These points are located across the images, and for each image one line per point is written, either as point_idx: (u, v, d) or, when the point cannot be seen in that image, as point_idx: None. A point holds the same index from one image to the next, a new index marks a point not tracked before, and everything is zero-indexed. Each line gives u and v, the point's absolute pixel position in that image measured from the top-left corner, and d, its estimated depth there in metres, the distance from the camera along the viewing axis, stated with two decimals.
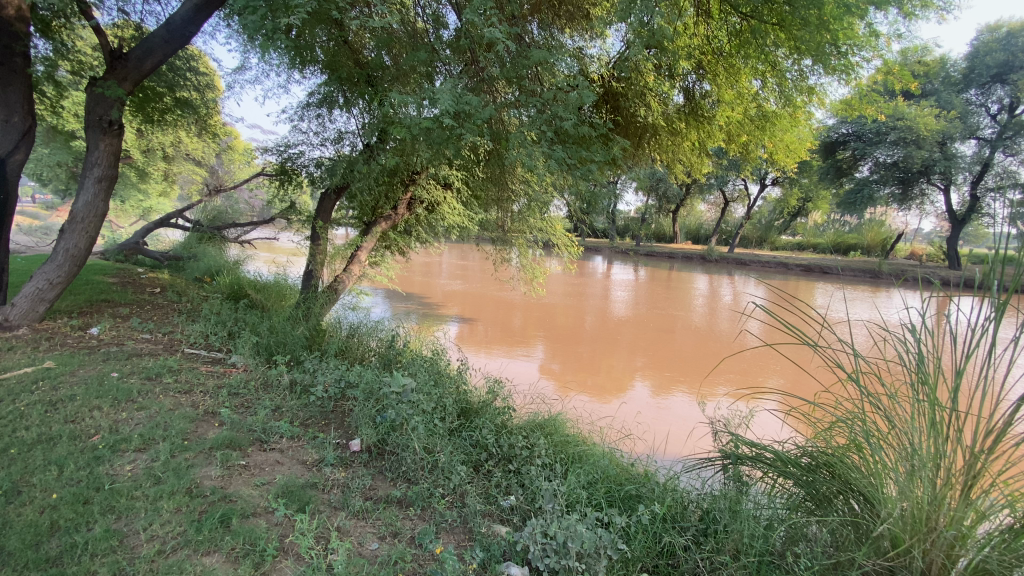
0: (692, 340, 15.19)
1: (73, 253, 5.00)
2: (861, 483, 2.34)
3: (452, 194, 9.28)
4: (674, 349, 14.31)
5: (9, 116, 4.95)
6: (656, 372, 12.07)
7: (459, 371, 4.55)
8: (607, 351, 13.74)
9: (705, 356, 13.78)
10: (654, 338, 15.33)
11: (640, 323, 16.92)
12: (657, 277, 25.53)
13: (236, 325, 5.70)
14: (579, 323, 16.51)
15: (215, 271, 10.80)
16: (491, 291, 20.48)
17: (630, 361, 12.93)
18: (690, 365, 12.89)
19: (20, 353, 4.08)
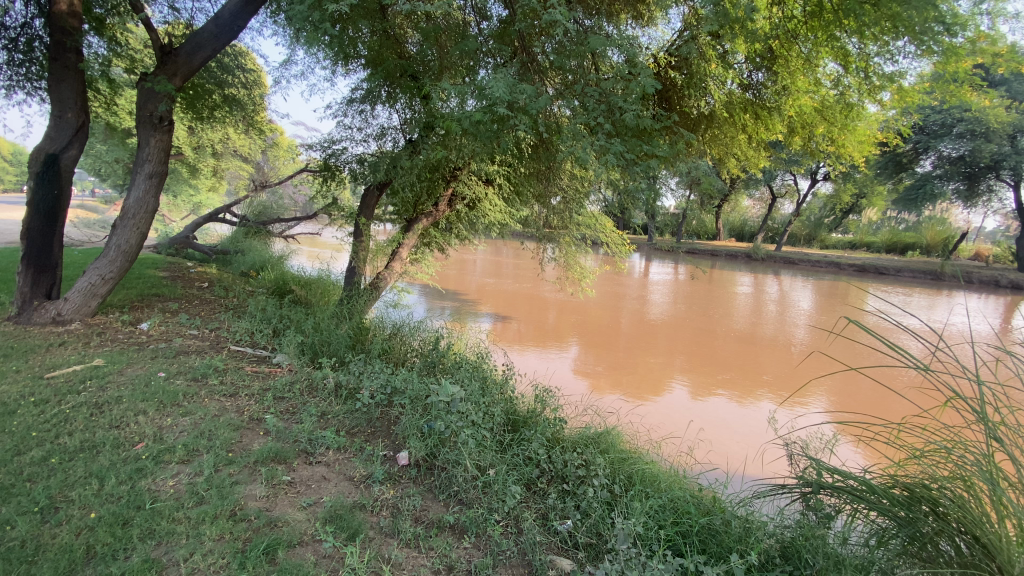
0: (734, 344, 14.55)
1: (125, 249, 5.04)
2: (973, 521, 1.98)
3: (493, 190, 9.09)
4: (714, 352, 13.78)
5: (63, 112, 5.03)
6: (695, 376, 11.61)
7: (505, 377, 4.34)
8: (643, 351, 13.35)
9: (746, 359, 13.22)
10: (694, 340, 14.79)
11: (679, 325, 16.38)
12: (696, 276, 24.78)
13: (280, 322, 5.67)
14: (614, 322, 16.13)
15: (260, 265, 10.97)
16: (527, 289, 20.30)
17: (667, 363, 12.50)
18: (731, 368, 12.37)
19: (72, 349, 4.10)
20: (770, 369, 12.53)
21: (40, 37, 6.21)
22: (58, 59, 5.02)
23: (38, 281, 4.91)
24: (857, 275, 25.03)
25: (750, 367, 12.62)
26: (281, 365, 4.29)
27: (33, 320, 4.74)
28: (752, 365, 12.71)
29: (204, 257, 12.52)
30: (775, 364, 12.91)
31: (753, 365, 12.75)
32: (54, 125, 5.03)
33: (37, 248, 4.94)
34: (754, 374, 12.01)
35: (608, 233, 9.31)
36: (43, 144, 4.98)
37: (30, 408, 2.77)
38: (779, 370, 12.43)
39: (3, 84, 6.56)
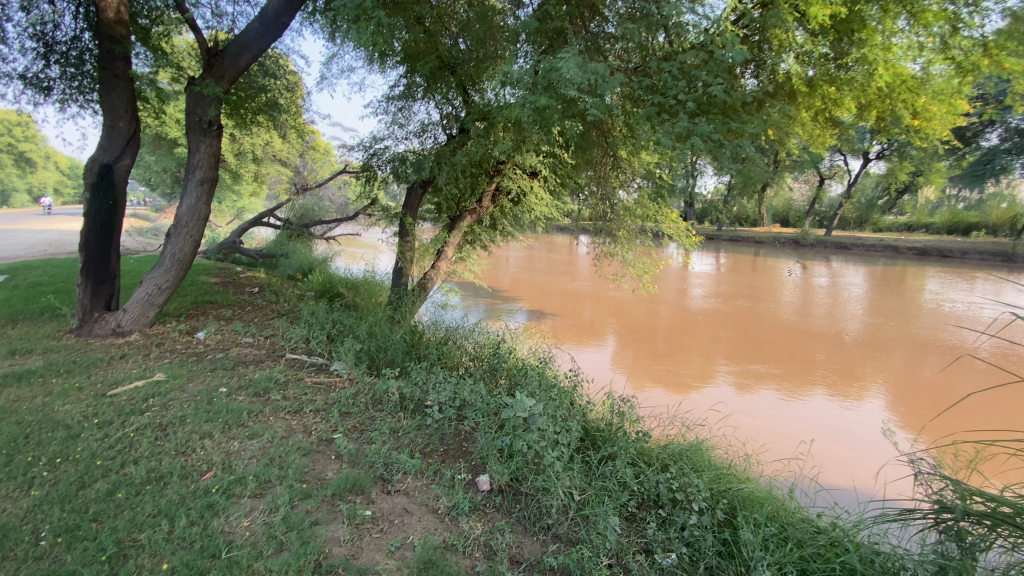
0: (782, 335, 13.81)
1: (179, 258, 4.97)
2: None
3: (538, 182, 8.74)
4: (761, 342, 13.19)
5: (115, 121, 4.99)
6: (742, 368, 11.12)
7: (574, 383, 4.04)
8: (686, 343, 12.92)
9: (796, 350, 12.61)
10: (738, 331, 14.12)
11: (722, 315, 15.70)
12: (737, 264, 23.88)
13: (334, 328, 5.52)
14: (654, 314, 15.66)
15: (307, 268, 11.02)
16: (563, 282, 19.96)
17: (710, 355, 11.97)
18: (780, 360, 11.81)
19: (134, 362, 4.05)
20: (822, 360, 11.89)
21: (91, 49, 6.24)
22: (107, 68, 4.98)
23: (98, 292, 4.90)
24: (917, 258, 23.54)
25: (801, 358, 12.02)
26: (339, 376, 4.10)
27: (94, 332, 4.73)
28: (803, 356, 12.10)
29: (252, 261, 12.69)
30: (828, 355, 12.26)
31: (804, 356, 12.14)
32: (106, 135, 5.00)
33: (96, 259, 4.93)
34: (805, 366, 11.42)
35: (669, 224, 8.84)
36: (97, 154, 4.97)
37: (94, 431, 2.64)
38: (832, 361, 11.79)
39: (57, 98, 6.65)
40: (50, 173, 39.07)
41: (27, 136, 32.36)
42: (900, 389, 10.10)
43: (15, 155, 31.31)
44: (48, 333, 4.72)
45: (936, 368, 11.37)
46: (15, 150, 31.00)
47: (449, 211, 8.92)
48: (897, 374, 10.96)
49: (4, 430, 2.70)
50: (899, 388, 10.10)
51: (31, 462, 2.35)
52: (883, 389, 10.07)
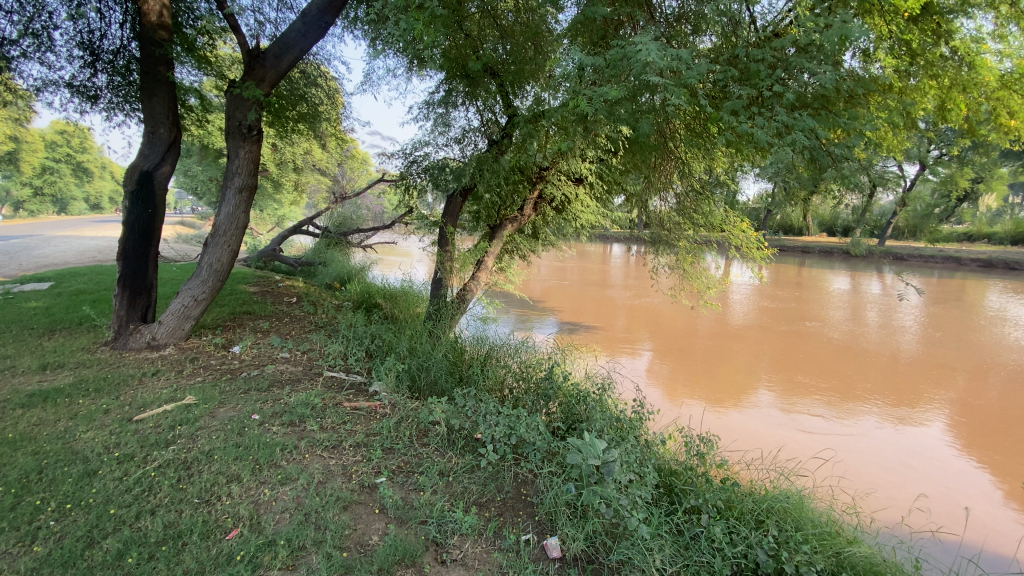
0: (829, 351, 12.94)
1: (217, 268, 4.76)
2: None
3: (583, 189, 8.31)
4: (805, 357, 12.45)
5: (155, 127, 4.86)
6: (786, 382, 10.53)
7: (638, 415, 3.58)
8: (725, 355, 12.34)
9: (844, 364, 11.90)
10: (781, 345, 13.34)
11: (764, 329, 14.89)
12: (780, 275, 22.90)
13: (373, 343, 5.23)
14: (690, 325, 15.11)
15: (344, 277, 10.88)
16: (597, 292, 19.43)
17: (751, 369, 11.29)
18: (826, 375, 11.10)
19: (167, 380, 3.81)
20: (873, 377, 11.13)
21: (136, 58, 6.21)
22: (149, 74, 4.85)
23: (134, 303, 4.73)
24: (982, 271, 21.97)
25: (850, 373, 11.32)
26: (380, 400, 3.76)
27: (129, 345, 4.55)
28: (852, 372, 11.40)
29: (290, 269, 12.68)
30: (880, 371, 11.51)
31: (854, 372, 11.43)
32: (147, 142, 4.86)
33: (133, 269, 4.76)
34: (854, 382, 10.73)
35: (736, 235, 8.03)
36: (137, 161, 4.83)
37: (113, 467, 2.36)
38: (885, 378, 11.05)
39: (104, 107, 6.65)
40: (106, 182, 41.05)
41: (85, 146, 34.12)
42: (963, 410, 9.34)
43: (74, 164, 32.95)
44: (83, 346, 4.57)
45: (1001, 390, 10.52)
46: (73, 161, 32.63)
47: (489, 220, 8.54)
48: (959, 395, 10.17)
49: (17, 461, 2.44)
50: (961, 410, 9.35)
51: (38, 506, 2.06)
52: (944, 410, 9.33)
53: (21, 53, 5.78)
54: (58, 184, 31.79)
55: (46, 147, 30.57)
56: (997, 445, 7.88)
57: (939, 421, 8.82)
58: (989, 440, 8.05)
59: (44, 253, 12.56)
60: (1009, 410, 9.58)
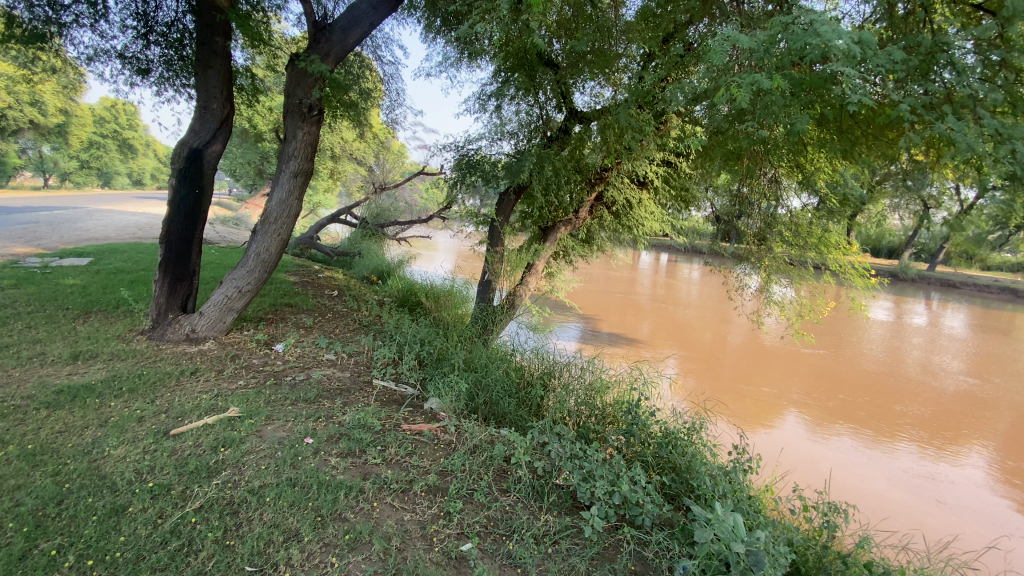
0: (862, 375, 12.21)
1: (264, 258, 4.37)
2: None
3: (646, 194, 7.72)
4: (839, 380, 11.76)
5: (208, 102, 4.50)
6: (815, 405, 9.92)
7: (740, 467, 3.03)
8: (752, 372, 11.76)
9: (878, 391, 11.16)
10: (812, 366, 12.66)
11: (794, 348, 14.20)
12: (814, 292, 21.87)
13: (424, 349, 4.79)
14: (719, 338, 14.49)
15: (382, 270, 10.52)
16: (625, 299, 18.86)
17: (780, 389, 10.71)
18: (859, 401, 10.42)
19: (207, 381, 3.44)
20: (910, 406, 10.39)
21: (192, 32, 5.90)
22: (205, 44, 4.49)
23: (175, 291, 4.36)
24: None
25: (885, 401, 10.57)
26: (439, 425, 3.29)
27: (167, 336, 4.19)
28: (888, 399, 10.65)
29: (326, 258, 12.41)
30: (917, 401, 10.73)
31: (889, 400, 10.68)
32: (198, 117, 4.51)
33: (176, 253, 4.39)
34: (890, 411, 10.01)
35: (838, 258, 7.06)
36: (187, 137, 4.48)
37: (146, 504, 1.95)
38: (924, 409, 10.26)
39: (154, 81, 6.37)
40: (149, 160, 41.95)
41: (131, 123, 34.91)
42: (1010, 452, 8.54)
43: (120, 140, 33.65)
44: (119, 333, 4.23)
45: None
46: (119, 137, 33.41)
47: (539, 222, 7.98)
48: (1006, 435, 9.31)
49: (36, 485, 2.05)
50: (1008, 451, 8.54)
51: (53, 559, 1.65)
52: (989, 449, 8.55)
53: (74, 20, 5.51)
54: (104, 158, 32.48)
55: (96, 122, 31.24)
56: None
57: (984, 459, 8.07)
58: None
59: (85, 226, 12.56)
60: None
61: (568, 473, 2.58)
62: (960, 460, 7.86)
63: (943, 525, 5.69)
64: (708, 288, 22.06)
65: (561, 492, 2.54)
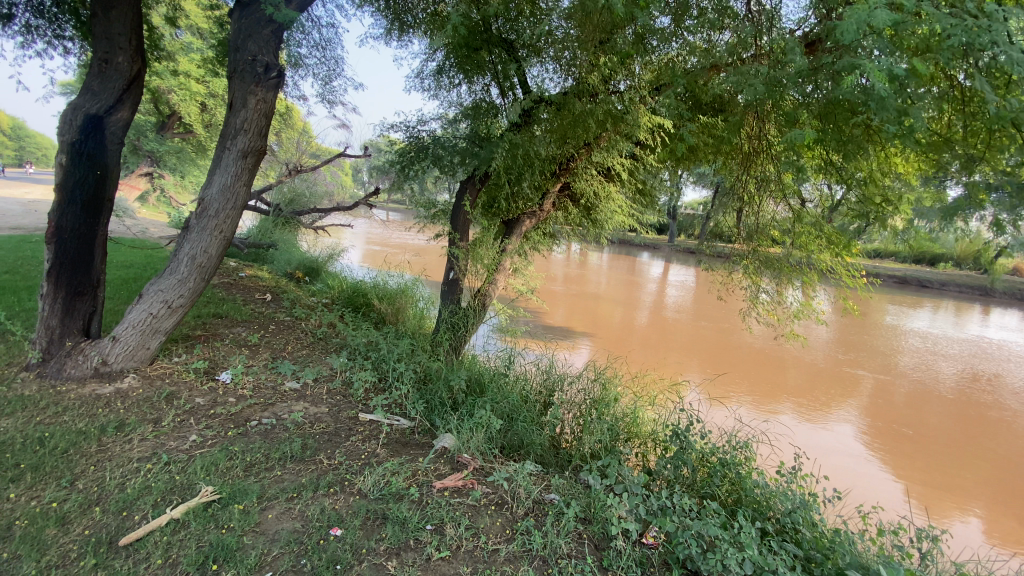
0: (751, 344, 13.23)
1: (201, 262, 3.36)
2: None
3: (614, 185, 7.39)
4: (734, 350, 12.62)
5: (111, 55, 3.36)
6: (715, 373, 10.53)
7: (804, 497, 2.76)
8: (657, 348, 12.09)
9: (765, 360, 11.96)
10: (709, 338, 13.51)
11: (694, 322, 15.05)
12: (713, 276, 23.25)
13: (411, 369, 4.05)
14: (628, 318, 14.93)
15: (308, 266, 9.31)
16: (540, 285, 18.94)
17: (684, 361, 11.22)
18: (751, 368, 11.23)
19: (146, 437, 2.51)
20: (792, 371, 11.38)
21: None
22: None
23: (73, 308, 3.22)
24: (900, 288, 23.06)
25: (772, 367, 11.48)
26: (473, 476, 2.67)
27: (65, 373, 3.08)
28: (773, 366, 11.55)
29: (235, 251, 10.79)
30: (799, 366, 11.79)
31: (775, 366, 11.63)
32: (97, 74, 3.38)
33: (71, 258, 3.24)
34: (777, 377, 10.83)
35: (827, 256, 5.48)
36: (79, 100, 3.32)
37: None
38: (804, 375, 11.14)
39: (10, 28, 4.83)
40: None
41: None
42: (873, 410, 9.45)
43: None
44: None
45: (905, 388, 11.01)
46: None
47: (500, 215, 7.37)
48: (870, 395, 10.32)
49: None
50: (869, 405, 9.66)
51: None
52: (857, 406, 9.59)
53: None
54: None
55: None
56: (904, 439, 8.13)
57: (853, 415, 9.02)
58: (896, 435, 8.30)
59: None
60: (910, 406, 9.99)
61: (657, 530, 2.24)
62: (837, 418, 8.73)
63: (845, 483, 6.22)
64: (615, 273, 22.87)
65: (664, 559, 2.12)
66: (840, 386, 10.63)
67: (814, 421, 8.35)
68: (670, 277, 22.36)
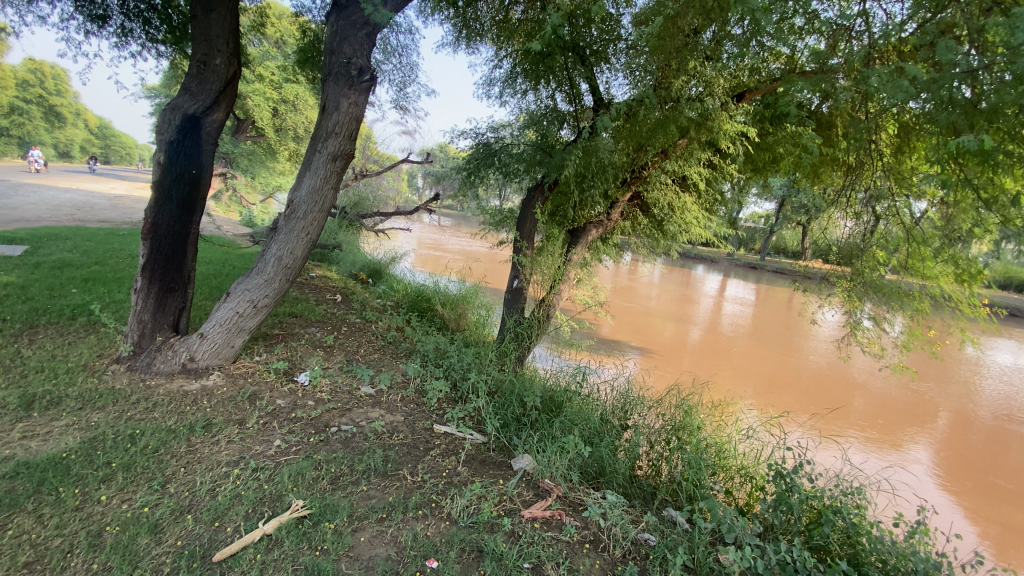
0: (811, 361, 12.32)
1: (286, 263, 3.36)
2: None
3: (688, 195, 7.04)
4: (792, 366, 11.80)
5: (209, 57, 3.42)
6: (771, 390, 9.83)
7: (938, 561, 2.40)
8: (709, 366, 11.26)
9: (828, 380, 10.90)
10: (765, 355, 12.71)
11: (749, 339, 14.24)
12: (775, 295, 21.84)
13: (481, 380, 3.91)
14: (680, 333, 14.29)
15: (370, 267, 9.43)
16: None
17: (738, 377, 10.53)
18: (811, 385, 10.41)
19: (232, 439, 2.48)
20: (858, 387, 10.44)
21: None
22: None
23: (166, 304, 3.30)
24: (1006, 318, 20.59)
25: (836, 383, 10.59)
26: (560, 506, 2.47)
27: (155, 367, 3.14)
28: (837, 382, 10.66)
29: None
30: (867, 382, 10.82)
31: (840, 382, 10.70)
32: (196, 75, 3.45)
33: (165, 254, 3.30)
34: (841, 394, 9.97)
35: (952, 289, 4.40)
36: (177, 100, 3.39)
37: None
38: (873, 396, 10.05)
39: (114, 33, 5.09)
40: (79, 130, 38.25)
41: (58, 87, 31.67)
42: (953, 435, 8.43)
43: (45, 107, 30.51)
44: (85, 362, 3.13)
45: (991, 412, 9.88)
46: (45, 102, 30.24)
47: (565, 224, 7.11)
48: (950, 420, 9.17)
49: None
50: (950, 429, 8.68)
51: None
52: (936, 429, 8.65)
53: None
54: (27, 126, 28.99)
55: (16, 85, 28.04)
56: (992, 470, 7.23)
57: (931, 438, 8.13)
58: (983, 465, 7.39)
59: (9, 204, 10.70)
60: (999, 432, 8.94)
61: None
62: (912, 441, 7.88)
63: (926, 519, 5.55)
64: (664, 287, 22.11)
65: None
66: (915, 407, 9.64)
67: (887, 446, 7.58)
68: (725, 293, 21.37)
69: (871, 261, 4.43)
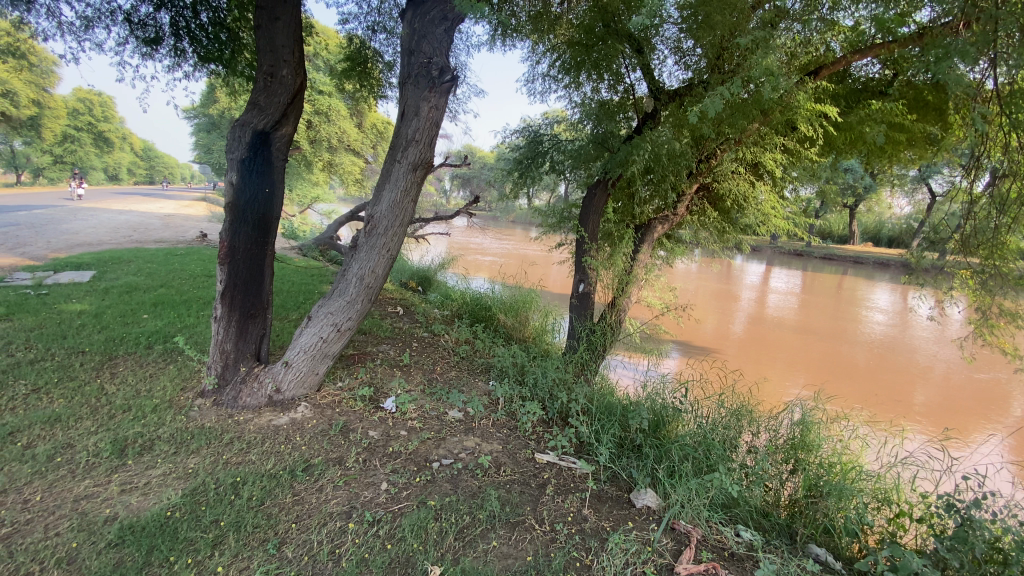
0: (866, 350, 11.62)
1: (367, 282, 3.14)
2: None
3: (761, 183, 6.55)
4: (848, 356, 11.12)
5: (276, 68, 3.17)
6: (830, 383, 9.20)
7: None
8: (755, 357, 10.58)
9: (885, 372, 10.08)
10: (816, 344, 12.03)
11: (797, 329, 13.53)
12: (820, 283, 20.68)
13: (571, 398, 3.59)
14: (722, 323, 13.63)
15: (418, 275, 9.26)
16: None
17: (792, 369, 9.90)
18: (871, 376, 9.76)
19: (335, 483, 2.26)
20: (921, 378, 9.77)
21: (215, 7, 4.62)
22: None
23: (247, 332, 3.13)
24: None
25: (897, 375, 9.93)
26: (709, 555, 2.15)
27: (241, 401, 2.98)
28: (899, 373, 9.99)
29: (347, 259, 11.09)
30: (931, 372, 10.14)
31: (902, 373, 10.03)
32: (262, 88, 3.19)
33: (243, 280, 3.12)
34: (906, 386, 9.31)
35: None
36: (246, 116, 3.17)
37: None
38: (938, 388, 9.27)
39: (165, 55, 4.99)
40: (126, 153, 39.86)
41: (104, 114, 32.97)
42: None
43: (95, 134, 31.84)
44: (170, 398, 2.97)
45: None
46: (95, 129, 31.51)
47: (630, 222, 6.72)
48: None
49: None
50: None
51: None
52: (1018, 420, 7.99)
53: None
54: (79, 153, 30.30)
55: (68, 115, 29.34)
56: None
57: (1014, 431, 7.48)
58: None
59: (71, 229, 11.04)
60: None
61: None
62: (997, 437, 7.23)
63: None
64: (700, 277, 21.33)
65: None
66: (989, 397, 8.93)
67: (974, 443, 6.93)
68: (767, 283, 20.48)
69: (1002, 248, 3.92)
